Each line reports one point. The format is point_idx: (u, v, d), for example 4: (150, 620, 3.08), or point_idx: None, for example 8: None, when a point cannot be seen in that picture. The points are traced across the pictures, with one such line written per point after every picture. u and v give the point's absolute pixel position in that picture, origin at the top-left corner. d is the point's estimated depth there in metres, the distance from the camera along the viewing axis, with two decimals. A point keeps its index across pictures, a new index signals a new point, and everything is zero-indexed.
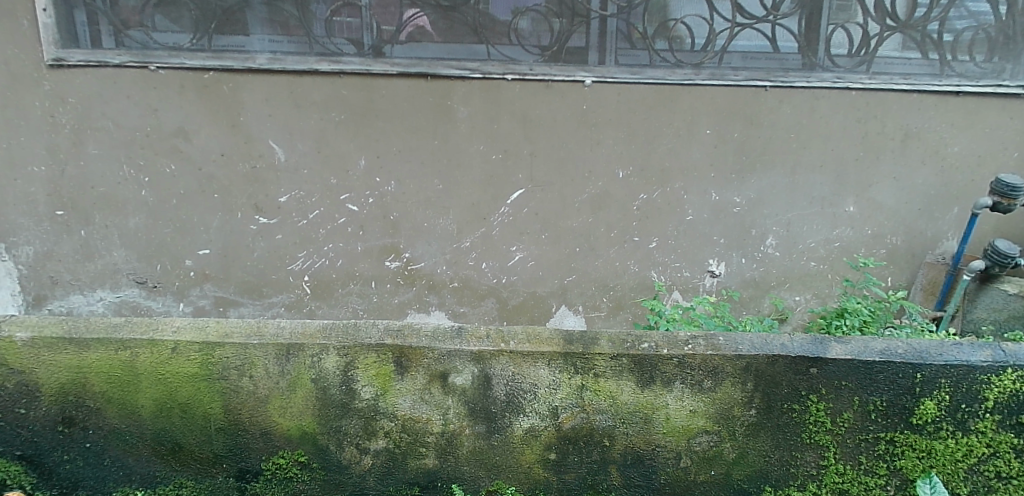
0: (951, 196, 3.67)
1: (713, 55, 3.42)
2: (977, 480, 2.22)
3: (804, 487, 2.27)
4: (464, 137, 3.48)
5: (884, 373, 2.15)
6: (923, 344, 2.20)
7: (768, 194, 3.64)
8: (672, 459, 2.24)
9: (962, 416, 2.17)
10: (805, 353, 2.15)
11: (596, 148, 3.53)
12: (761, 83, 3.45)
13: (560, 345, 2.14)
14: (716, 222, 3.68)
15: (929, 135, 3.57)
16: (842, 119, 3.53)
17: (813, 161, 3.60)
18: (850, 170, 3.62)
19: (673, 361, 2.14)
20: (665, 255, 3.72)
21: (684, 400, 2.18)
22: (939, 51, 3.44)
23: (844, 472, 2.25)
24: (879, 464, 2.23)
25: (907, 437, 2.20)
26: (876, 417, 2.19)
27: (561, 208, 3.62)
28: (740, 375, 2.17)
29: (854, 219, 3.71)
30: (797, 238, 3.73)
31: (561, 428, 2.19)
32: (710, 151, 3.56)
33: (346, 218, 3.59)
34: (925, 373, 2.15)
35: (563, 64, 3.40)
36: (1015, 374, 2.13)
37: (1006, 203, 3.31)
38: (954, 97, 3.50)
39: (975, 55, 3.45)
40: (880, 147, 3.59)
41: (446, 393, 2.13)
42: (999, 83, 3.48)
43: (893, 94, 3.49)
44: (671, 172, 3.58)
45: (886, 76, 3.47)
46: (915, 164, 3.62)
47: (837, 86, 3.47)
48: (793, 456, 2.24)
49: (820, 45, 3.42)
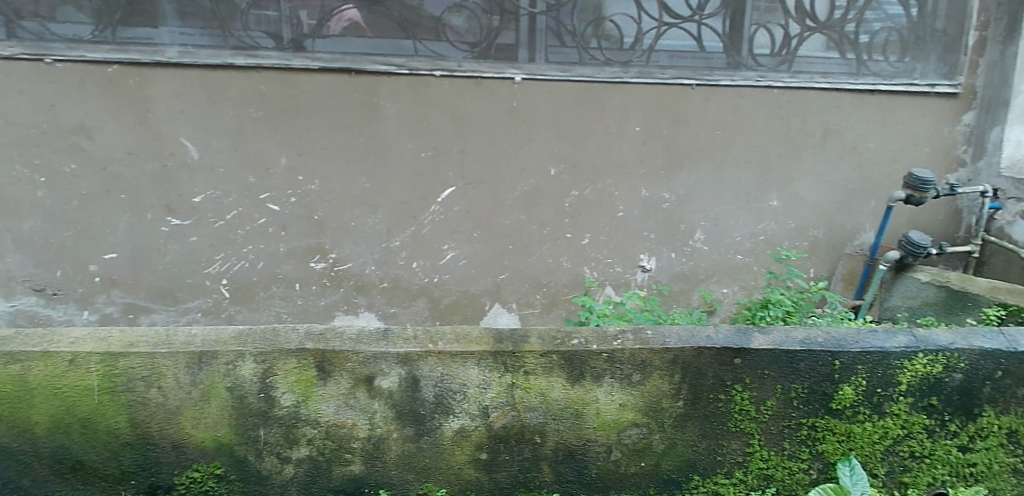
0: (867, 190, 3.83)
1: (641, 54, 3.48)
2: (893, 459, 2.41)
3: (731, 475, 2.37)
4: (391, 134, 3.41)
5: (805, 361, 2.26)
6: (841, 333, 2.33)
7: (696, 189, 3.71)
8: (603, 453, 2.26)
9: (878, 400, 2.32)
10: (728, 344, 2.22)
11: (527, 145, 3.52)
12: (688, 81, 3.52)
13: (490, 344, 2.12)
14: (647, 217, 3.71)
15: (846, 132, 3.72)
16: (764, 117, 3.64)
17: (737, 157, 3.69)
18: (773, 165, 3.73)
19: (603, 355, 2.16)
20: (598, 251, 3.72)
21: (614, 395, 2.21)
22: (855, 51, 3.63)
23: (768, 458, 2.36)
24: (801, 449, 2.36)
25: (827, 423, 2.34)
26: (798, 404, 2.31)
27: (493, 205, 3.58)
28: (667, 368, 2.21)
29: (777, 214, 3.82)
30: (724, 231, 3.81)
31: (491, 428, 2.17)
32: (640, 147, 3.60)
33: (266, 219, 3.45)
34: (843, 360, 2.27)
35: (493, 60, 3.39)
36: (926, 358, 2.29)
37: (918, 196, 3.48)
38: (869, 95, 3.67)
39: (888, 55, 3.66)
40: (800, 143, 3.71)
41: (372, 396, 2.08)
42: (911, 82, 3.68)
43: (813, 92, 3.63)
44: (602, 169, 3.61)
45: (807, 75, 3.61)
46: (834, 160, 3.76)
47: (760, 85, 3.58)
48: (719, 444, 2.32)
49: (743, 45, 3.54)
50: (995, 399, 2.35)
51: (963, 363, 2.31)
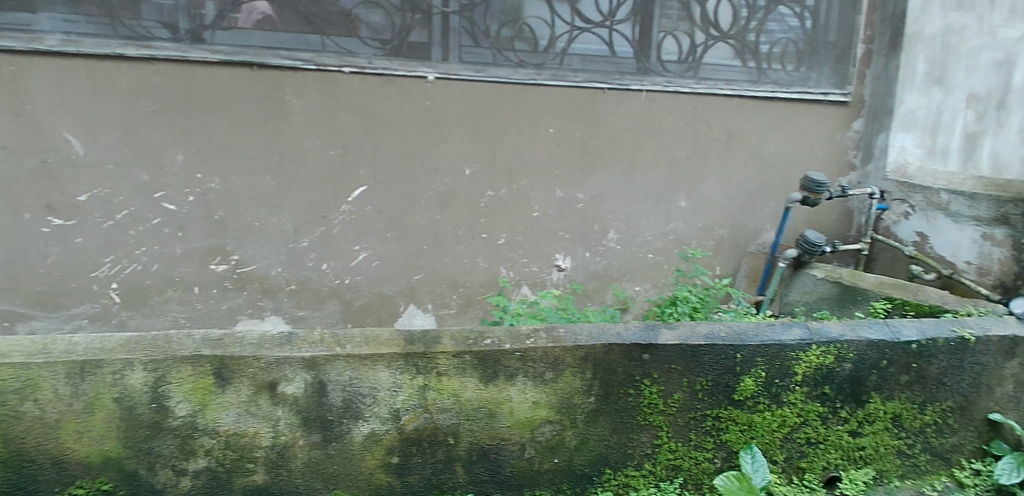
0: (767, 192, 4.03)
1: (554, 56, 3.53)
2: (791, 446, 2.62)
3: (641, 467, 2.47)
4: (298, 131, 3.31)
5: (708, 355, 2.41)
6: (742, 327, 2.51)
7: (609, 190, 3.78)
8: (517, 452, 2.28)
9: (776, 390, 2.52)
10: (637, 339, 2.34)
11: (441, 145, 3.49)
12: (600, 85, 3.60)
13: (401, 346, 2.09)
14: (561, 217, 3.74)
15: (747, 136, 3.90)
16: (671, 121, 3.77)
17: (647, 159, 3.79)
18: (681, 168, 3.85)
19: (516, 354, 2.19)
20: (513, 251, 3.72)
21: (527, 393, 2.24)
22: (755, 60, 3.82)
23: (675, 449, 2.48)
24: (707, 439, 2.50)
25: (730, 413, 2.49)
26: (703, 396, 2.45)
27: (406, 205, 3.52)
28: (580, 365, 2.28)
29: (686, 214, 3.94)
30: (636, 231, 3.88)
31: (403, 431, 2.13)
32: (554, 148, 3.64)
33: (161, 218, 3.27)
34: (744, 353, 2.45)
35: (404, 59, 3.35)
36: (819, 350, 2.53)
37: (813, 198, 3.69)
38: (769, 102, 3.88)
39: (786, 64, 3.88)
40: (706, 147, 3.86)
41: (276, 403, 2.02)
42: (807, 90, 3.92)
43: (717, 98, 3.79)
44: (517, 170, 3.62)
45: (711, 82, 3.77)
46: (737, 163, 3.93)
47: (667, 90, 3.71)
48: (629, 438, 2.42)
49: (652, 51, 3.66)
50: (880, 386, 2.65)
51: (852, 354, 2.57)
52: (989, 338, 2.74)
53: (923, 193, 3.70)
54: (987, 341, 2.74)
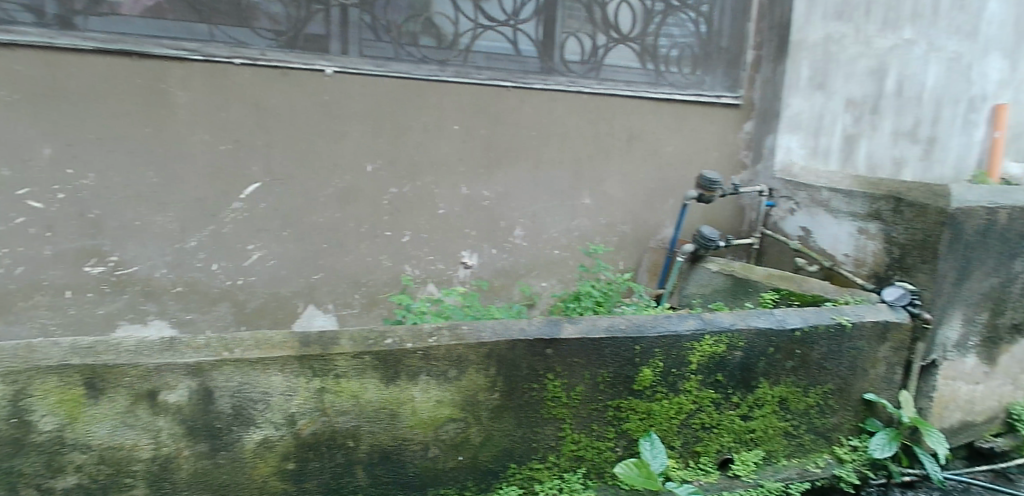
0: (666, 189, 4.17)
1: (458, 53, 3.52)
2: (687, 432, 2.73)
3: (545, 459, 2.50)
4: (184, 125, 3.13)
5: (609, 347, 2.48)
6: (640, 319, 2.61)
7: (514, 188, 3.79)
8: (420, 452, 2.25)
9: (673, 378, 2.63)
10: (540, 334, 2.38)
11: (341, 141, 3.40)
12: (504, 83, 3.62)
13: (295, 349, 2.04)
14: (467, 215, 3.73)
15: (647, 136, 4.03)
16: (574, 121, 3.83)
17: (551, 157, 3.84)
18: (584, 166, 3.92)
19: (418, 353, 2.17)
20: (418, 248, 3.67)
21: (430, 392, 2.22)
22: (653, 63, 3.95)
23: (578, 440, 2.54)
24: (608, 429, 2.57)
25: (630, 402, 2.58)
26: (604, 387, 2.52)
27: (304, 202, 3.41)
28: (483, 361, 2.29)
29: (590, 211, 4.01)
30: (542, 228, 3.92)
31: (299, 436, 2.08)
32: (459, 146, 3.62)
33: (26, 217, 2.99)
34: (642, 344, 2.54)
35: (301, 51, 3.25)
36: (712, 339, 2.65)
37: (708, 195, 3.86)
38: (666, 103, 4.02)
39: (682, 67, 4.03)
40: (608, 145, 3.95)
41: (156, 412, 1.94)
42: (702, 93, 4.10)
43: (618, 99, 3.90)
44: (420, 167, 3.58)
45: (612, 83, 3.87)
46: (638, 161, 4.05)
47: (570, 90, 3.78)
48: (533, 431, 2.45)
49: (556, 51, 3.71)
50: (768, 372, 2.81)
51: (742, 342, 2.72)
52: (863, 324, 2.97)
53: (806, 191, 3.94)
54: (861, 326, 2.97)
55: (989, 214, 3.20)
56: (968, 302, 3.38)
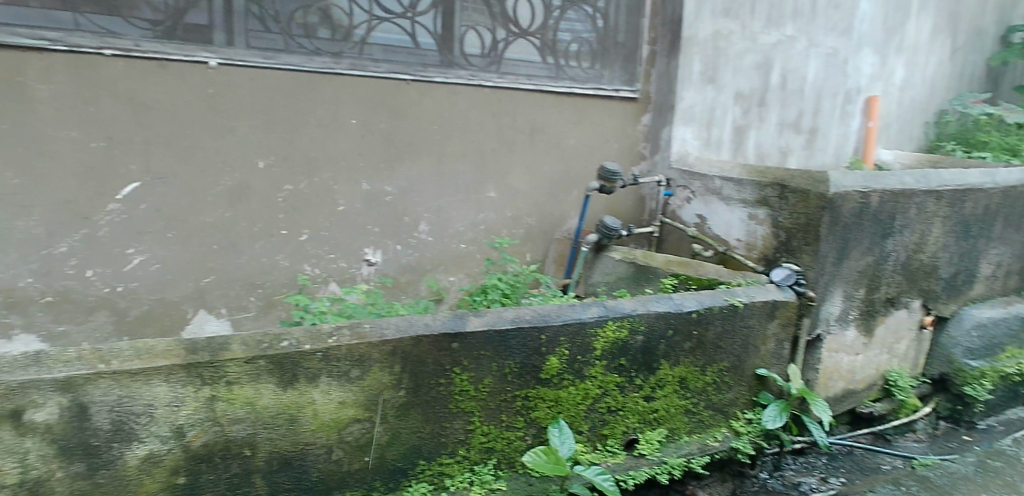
0: (569, 181, 4.22)
1: (353, 45, 3.43)
2: (595, 416, 2.80)
3: (455, 454, 2.49)
4: (48, 121, 2.89)
5: (515, 338, 2.50)
6: (545, 309, 2.64)
7: (417, 182, 3.74)
8: (323, 455, 2.20)
9: (579, 366, 2.69)
10: (446, 328, 2.37)
11: (229, 137, 3.25)
12: (402, 76, 3.56)
13: (181, 356, 1.96)
14: (369, 211, 3.65)
15: (549, 129, 4.07)
16: (476, 114, 3.82)
17: (455, 151, 3.81)
18: (487, 159, 3.92)
19: (317, 355, 2.13)
20: (317, 247, 3.56)
21: (331, 393, 2.18)
22: (553, 57, 3.99)
23: (488, 432, 2.54)
24: (517, 419, 2.59)
25: (538, 391, 2.61)
26: (512, 378, 2.54)
27: (190, 202, 3.23)
28: (387, 359, 2.26)
29: (495, 204, 4.00)
30: (447, 222, 3.88)
31: (189, 448, 2.00)
32: (357, 140, 3.54)
33: None
34: (548, 334, 2.58)
35: (180, 42, 3.08)
36: (615, 325, 2.73)
37: (609, 186, 3.95)
38: (566, 97, 4.08)
39: (581, 62, 4.08)
40: (511, 139, 3.96)
41: (21, 434, 1.81)
42: (600, 86, 4.17)
43: (520, 92, 3.91)
44: (317, 162, 3.47)
45: (514, 77, 3.88)
46: (541, 154, 4.08)
47: (470, 84, 3.76)
48: (442, 426, 2.43)
49: (455, 45, 3.68)
50: (668, 354, 2.92)
51: (643, 326, 2.81)
52: (754, 304, 3.13)
53: (701, 180, 4.13)
54: (752, 305, 3.13)
55: (864, 197, 3.48)
56: (848, 279, 3.63)
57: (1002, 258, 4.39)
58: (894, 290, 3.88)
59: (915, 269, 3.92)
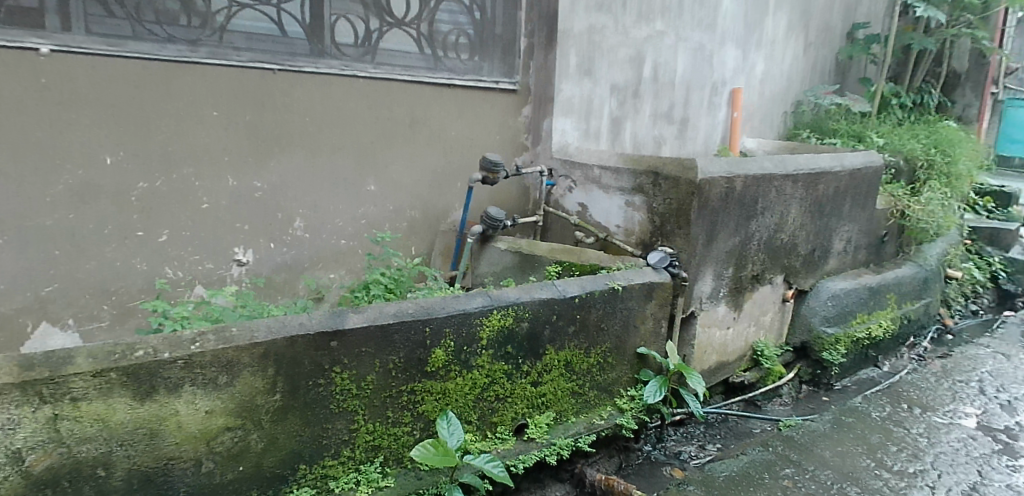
0: (453, 173, 4.17)
1: (212, 32, 3.25)
2: (483, 405, 2.80)
3: (339, 455, 2.41)
4: None
5: (398, 332, 2.46)
6: (429, 302, 2.61)
7: (290, 177, 3.58)
8: (190, 469, 2.09)
9: (465, 356, 2.68)
10: (322, 327, 2.29)
11: (69, 131, 2.97)
12: (268, 66, 3.39)
13: (15, 374, 1.83)
14: (237, 208, 3.46)
15: (430, 121, 4.00)
16: (351, 106, 3.70)
17: (330, 144, 3.68)
18: (366, 152, 3.80)
19: (178, 363, 2.02)
20: (178, 248, 3.33)
21: (197, 403, 2.07)
22: (431, 47, 3.94)
23: (373, 430, 2.48)
24: (404, 414, 2.55)
25: (424, 385, 2.58)
26: (396, 373, 2.49)
27: (24, 204, 2.92)
28: (259, 363, 2.17)
29: (376, 198, 3.90)
30: (324, 218, 3.74)
31: (30, 475, 1.86)
32: (220, 134, 3.34)
33: None
34: (432, 326, 2.55)
35: (3, 26, 2.76)
36: (500, 313, 2.74)
37: (492, 177, 3.96)
38: (446, 88, 4.02)
39: (459, 53, 4.05)
40: (391, 131, 3.86)
41: None
42: (480, 78, 4.15)
43: (397, 83, 3.82)
44: (175, 158, 3.24)
45: (389, 67, 3.80)
46: (423, 146, 4.00)
47: (344, 74, 3.64)
48: (323, 428, 2.35)
49: (326, 33, 3.56)
50: (553, 339, 2.97)
51: (528, 313, 2.84)
52: (632, 286, 3.25)
53: (581, 169, 4.24)
54: (631, 288, 3.25)
55: (729, 182, 3.71)
56: (717, 259, 3.85)
57: (851, 234, 4.82)
58: (759, 267, 4.16)
59: (777, 247, 4.22)
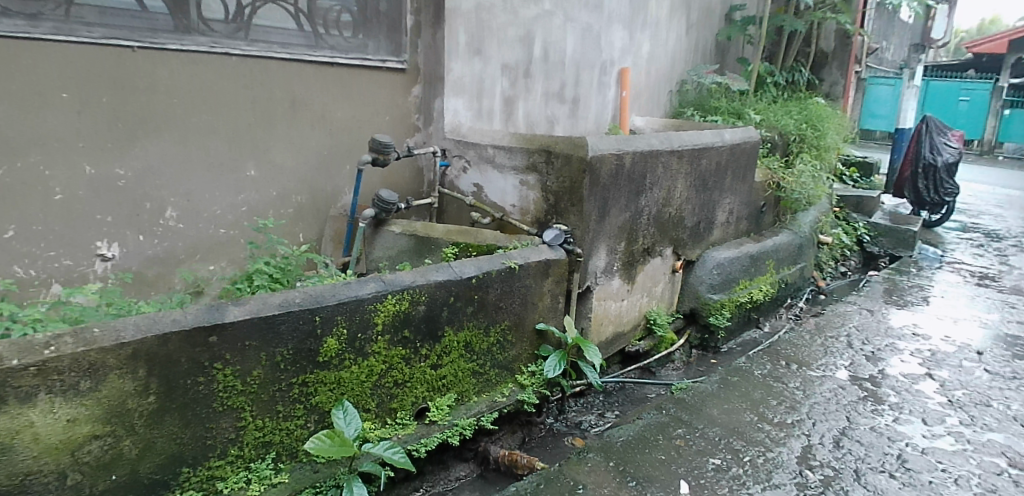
0: (341, 155, 4.02)
1: (56, 5, 2.96)
2: (381, 392, 2.74)
3: (226, 455, 2.29)
4: None
5: (286, 323, 2.35)
6: (318, 290, 2.50)
7: (158, 163, 3.33)
8: (54, 483, 1.95)
9: (360, 344, 2.60)
10: (199, 322, 2.16)
11: None
12: (125, 42, 3.13)
13: None
14: (97, 198, 3.18)
15: (314, 102, 3.83)
16: (225, 86, 3.47)
17: (203, 127, 3.44)
18: (244, 135, 3.59)
19: (31, 370, 1.87)
20: (28, 244, 3.03)
21: (56, 412, 1.93)
22: (311, 24, 3.78)
23: (262, 426, 2.37)
24: (296, 407, 2.45)
25: (317, 376, 2.49)
26: (285, 366, 2.39)
27: None
28: (127, 364, 2.03)
29: (257, 183, 3.70)
30: (200, 207, 3.52)
31: None
32: (73, 118, 3.04)
33: None
34: (322, 314, 2.45)
35: None
36: (394, 298, 2.68)
37: (382, 158, 3.84)
38: (329, 67, 3.85)
39: (342, 31, 3.91)
40: (270, 112, 3.67)
41: None
42: (365, 57, 4.00)
43: (274, 62, 3.62)
44: (19, 144, 2.93)
45: (265, 45, 3.60)
46: (307, 128, 3.83)
47: (214, 52, 3.41)
48: (207, 428, 2.23)
49: (192, 8, 3.33)
50: (451, 320, 2.95)
51: (424, 296, 2.80)
52: (528, 264, 3.27)
53: (474, 149, 4.21)
54: (528, 266, 3.27)
55: (618, 158, 3.80)
56: (610, 234, 3.95)
57: (733, 206, 5.09)
58: (649, 240, 4.31)
59: (666, 220, 4.39)
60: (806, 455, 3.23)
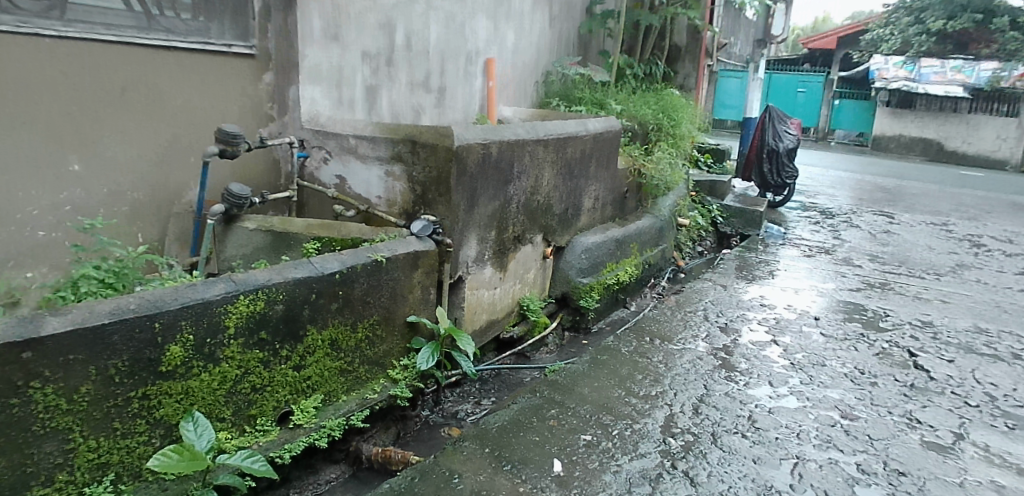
0: (183, 147, 3.72)
1: None
2: (238, 399, 2.57)
3: (53, 481, 2.08)
4: None
5: (118, 333, 2.14)
6: (157, 295, 2.29)
7: None
8: None
9: (209, 349, 2.41)
10: (9, 338, 1.93)
11: None
12: None
13: None
14: None
15: (148, 89, 3.51)
16: (37, 71, 3.08)
17: (12, 118, 3.04)
18: (64, 126, 3.22)
19: None
20: None
21: None
22: (141, 4, 3.44)
23: (97, 446, 2.16)
24: (137, 422, 2.24)
25: (160, 387, 2.28)
26: (121, 379, 2.18)
27: None
28: None
29: (83, 179, 3.33)
30: (12, 207, 3.12)
31: None
32: None
33: None
34: (163, 320, 2.25)
35: None
36: (247, 298, 2.51)
37: (231, 150, 3.58)
38: (165, 52, 3.54)
39: (179, 13, 3.60)
40: (96, 100, 3.31)
41: None
42: (207, 41, 3.72)
43: (98, 44, 3.27)
44: None
45: (86, 25, 3.23)
46: (142, 118, 3.50)
47: (22, 33, 3.01)
48: (27, 454, 2.01)
49: None
50: (314, 318, 2.81)
51: (281, 295, 2.65)
52: (395, 256, 3.18)
53: (335, 139, 4.04)
54: (394, 258, 3.18)
55: (485, 147, 3.79)
56: (479, 224, 3.94)
57: (598, 193, 5.26)
58: (519, 228, 4.35)
59: (534, 208, 4.45)
60: (669, 423, 3.40)
